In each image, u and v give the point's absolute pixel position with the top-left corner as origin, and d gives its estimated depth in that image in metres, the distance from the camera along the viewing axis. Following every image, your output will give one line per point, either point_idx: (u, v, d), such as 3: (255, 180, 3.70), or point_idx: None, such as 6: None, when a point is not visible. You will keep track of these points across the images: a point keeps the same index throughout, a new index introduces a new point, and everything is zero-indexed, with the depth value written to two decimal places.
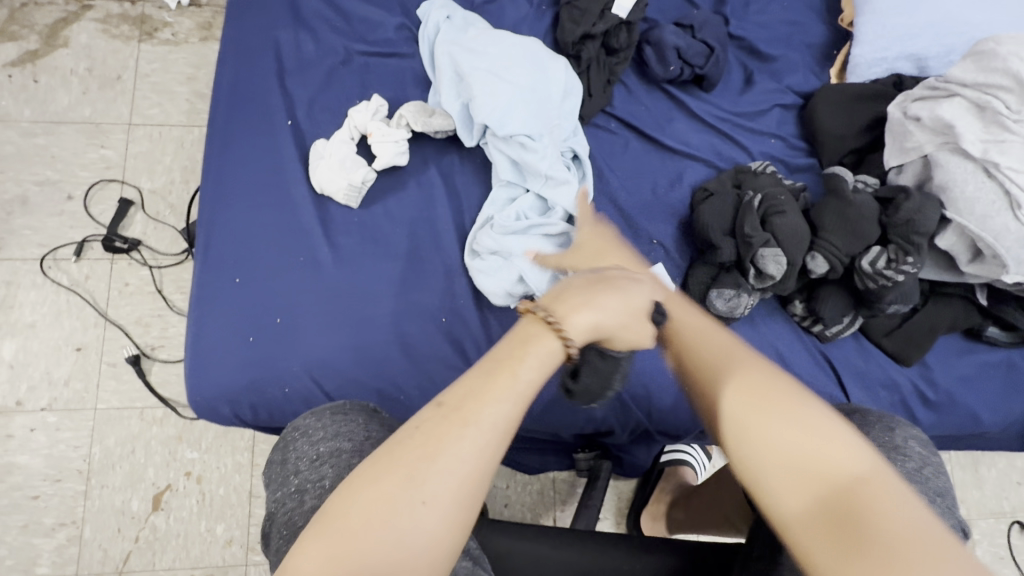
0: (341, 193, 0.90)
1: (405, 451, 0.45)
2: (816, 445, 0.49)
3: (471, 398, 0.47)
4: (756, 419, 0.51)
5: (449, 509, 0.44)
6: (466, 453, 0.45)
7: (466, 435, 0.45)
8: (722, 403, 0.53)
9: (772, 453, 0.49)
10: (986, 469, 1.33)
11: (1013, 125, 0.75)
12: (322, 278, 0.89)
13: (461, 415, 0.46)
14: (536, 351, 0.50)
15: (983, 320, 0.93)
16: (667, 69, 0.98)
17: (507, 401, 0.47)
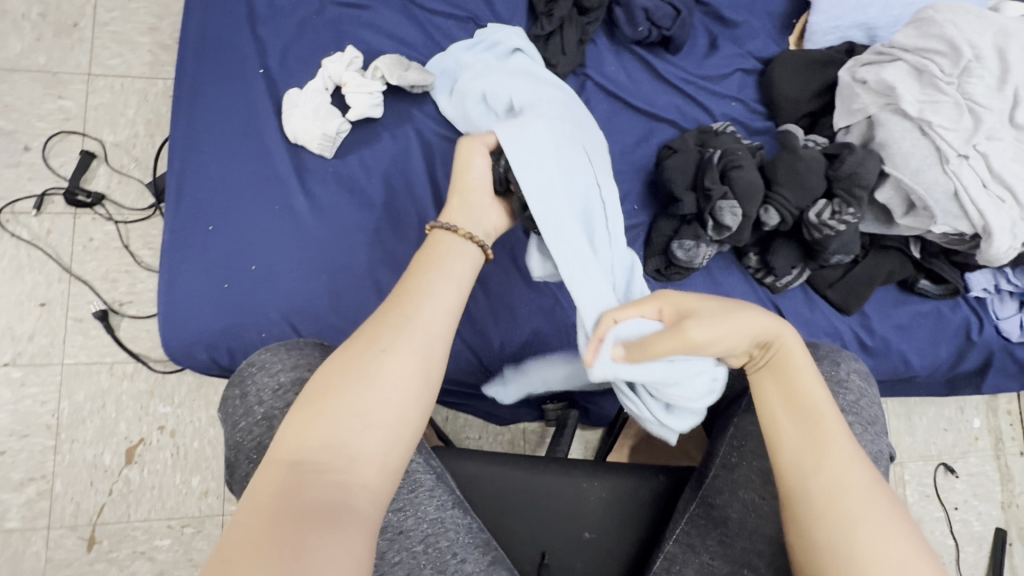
0: (316, 142, 0.90)
1: (377, 332, 0.55)
2: (898, 551, 0.50)
3: (423, 277, 0.60)
4: (852, 521, 0.51)
5: (417, 357, 0.54)
6: (427, 313, 0.57)
7: (421, 307, 0.57)
8: (807, 479, 0.54)
9: (870, 566, 0.49)
10: (918, 418, 1.47)
11: (946, 88, 0.81)
12: (298, 226, 0.90)
13: (411, 298, 0.58)
14: (458, 239, 0.65)
15: (917, 273, 1.02)
16: (636, 30, 1.02)
17: (450, 274, 0.61)
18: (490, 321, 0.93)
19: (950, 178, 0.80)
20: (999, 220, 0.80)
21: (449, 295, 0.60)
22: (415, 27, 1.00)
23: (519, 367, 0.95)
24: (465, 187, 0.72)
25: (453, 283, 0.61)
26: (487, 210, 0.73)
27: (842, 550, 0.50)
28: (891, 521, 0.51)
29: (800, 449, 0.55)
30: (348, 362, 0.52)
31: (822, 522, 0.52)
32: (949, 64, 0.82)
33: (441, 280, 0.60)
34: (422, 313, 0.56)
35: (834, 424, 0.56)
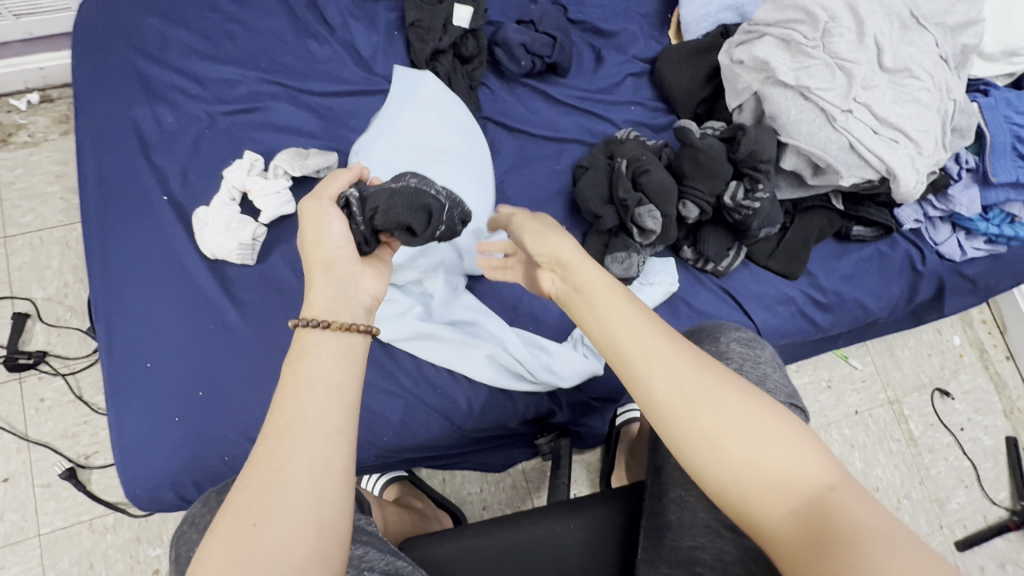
0: (234, 254, 0.90)
1: (247, 496, 0.47)
2: (745, 423, 0.51)
3: (279, 410, 0.50)
4: (697, 405, 0.52)
5: (294, 504, 0.47)
6: (297, 450, 0.49)
7: (295, 442, 0.49)
8: (648, 383, 0.54)
9: (732, 448, 0.50)
10: (901, 351, 1.48)
11: (813, 52, 0.84)
12: (236, 339, 0.89)
13: (280, 432, 0.49)
14: (320, 341, 0.55)
15: (848, 222, 1.04)
16: (519, 64, 1.04)
17: (313, 391, 0.52)
18: (451, 381, 0.92)
19: (842, 134, 0.83)
20: (898, 160, 0.83)
21: (325, 408, 0.51)
22: (308, 115, 1.00)
23: (492, 417, 0.94)
24: (321, 263, 0.62)
25: (335, 398, 0.52)
26: (359, 278, 0.64)
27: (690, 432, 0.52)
28: (742, 392, 0.53)
29: (614, 343, 0.57)
30: (225, 531, 0.45)
31: (687, 430, 0.52)
32: (810, 29, 0.85)
33: (320, 398, 0.51)
34: (295, 449, 0.48)
35: (651, 329, 0.57)
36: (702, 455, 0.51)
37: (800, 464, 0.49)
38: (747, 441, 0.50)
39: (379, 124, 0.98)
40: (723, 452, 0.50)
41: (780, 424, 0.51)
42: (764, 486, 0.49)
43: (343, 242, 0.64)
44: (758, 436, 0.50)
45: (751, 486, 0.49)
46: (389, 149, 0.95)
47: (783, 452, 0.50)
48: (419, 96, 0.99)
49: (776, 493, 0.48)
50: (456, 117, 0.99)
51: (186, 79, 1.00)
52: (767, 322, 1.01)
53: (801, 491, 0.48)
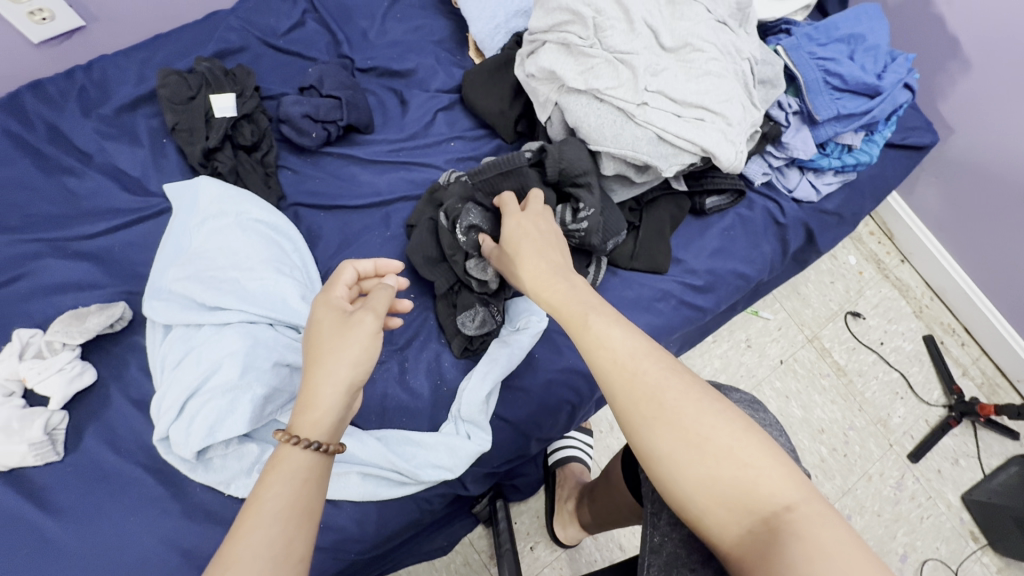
0: (26, 458, 0.75)
1: None
2: (715, 434, 0.48)
3: (228, 542, 0.46)
4: (665, 414, 0.49)
5: None
6: None
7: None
8: (619, 401, 0.52)
9: (698, 462, 0.47)
10: (805, 287, 1.48)
11: (591, 50, 0.78)
12: (56, 557, 0.73)
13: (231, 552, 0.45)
14: (281, 470, 0.51)
15: (698, 198, 1.00)
16: (312, 137, 0.94)
17: (266, 524, 0.47)
18: (330, 509, 0.80)
19: (647, 127, 0.77)
20: (709, 137, 0.78)
21: (280, 533, 0.47)
22: (84, 262, 0.87)
23: (393, 528, 0.83)
24: (352, 384, 0.57)
25: (295, 520, 0.48)
26: (354, 399, 0.60)
27: (656, 443, 0.49)
28: (717, 402, 0.50)
29: (593, 353, 0.55)
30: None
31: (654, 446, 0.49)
32: (582, 28, 0.79)
33: (284, 520, 0.48)
34: None
35: (625, 341, 0.54)
36: (666, 471, 0.48)
37: (768, 480, 0.46)
38: (711, 457, 0.47)
39: (167, 250, 0.84)
40: (684, 468, 0.47)
41: (751, 439, 0.47)
42: (720, 505, 0.46)
43: (361, 362, 0.58)
44: (723, 454, 0.47)
45: (709, 502, 0.46)
46: (183, 275, 0.80)
47: (748, 467, 0.46)
48: (201, 206, 0.87)
49: (732, 512, 0.45)
50: (249, 214, 0.87)
51: None
52: (651, 324, 0.95)
53: (752, 515, 0.45)
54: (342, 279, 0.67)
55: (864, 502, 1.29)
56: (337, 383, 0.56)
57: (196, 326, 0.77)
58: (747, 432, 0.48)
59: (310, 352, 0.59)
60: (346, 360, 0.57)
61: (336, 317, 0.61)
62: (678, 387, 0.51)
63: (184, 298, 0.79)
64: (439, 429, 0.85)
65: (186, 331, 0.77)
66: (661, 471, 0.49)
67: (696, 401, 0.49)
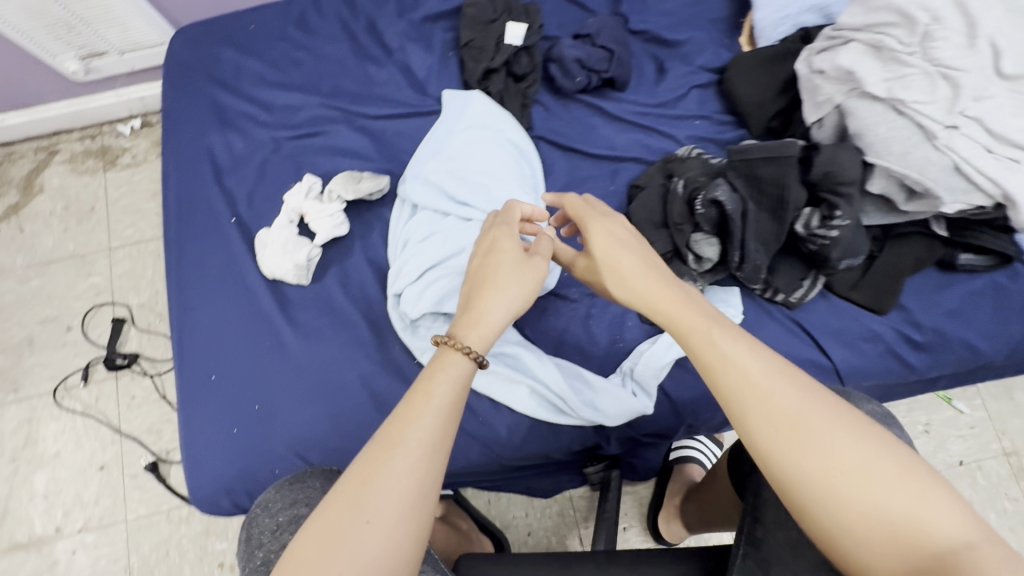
0: (290, 274, 0.93)
1: (355, 490, 0.49)
2: (864, 465, 0.46)
3: (397, 424, 0.53)
4: (812, 440, 0.48)
5: (393, 524, 0.48)
6: (400, 471, 0.50)
7: (402, 462, 0.51)
8: (752, 423, 0.50)
9: (853, 487, 0.45)
10: (1022, 394, 1.27)
11: (909, 58, 0.74)
12: (289, 357, 0.92)
13: (399, 436, 0.52)
14: (445, 373, 0.57)
15: (953, 249, 0.90)
16: (575, 80, 1.01)
17: (428, 417, 0.53)
18: (490, 408, 0.89)
19: (944, 153, 0.72)
20: (1017, 183, 0.70)
21: (436, 428, 0.53)
22: (364, 137, 1.03)
23: (533, 447, 0.90)
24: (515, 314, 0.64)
25: (451, 417, 0.54)
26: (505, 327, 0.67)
27: (804, 468, 0.47)
28: (861, 433, 0.48)
29: (717, 366, 0.53)
30: (336, 502, 0.49)
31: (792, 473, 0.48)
32: (906, 34, 0.75)
33: (445, 419, 0.54)
34: (399, 471, 0.50)
35: (754, 361, 0.52)
36: (816, 498, 0.46)
37: (931, 517, 0.44)
38: (860, 484, 0.45)
39: (432, 143, 0.96)
40: (834, 499, 0.46)
41: (911, 471, 0.46)
42: (880, 538, 0.44)
43: (523, 299, 0.64)
44: (874, 479, 0.46)
45: (863, 539, 0.45)
46: (442, 168, 0.92)
47: (909, 497, 0.45)
48: (470, 115, 0.97)
49: (892, 549, 0.44)
50: (505, 134, 0.96)
51: (256, 107, 1.06)
52: (848, 361, 0.88)
53: (922, 549, 0.43)
54: (512, 218, 0.72)
55: None
56: (509, 309, 0.63)
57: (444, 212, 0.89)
58: (907, 463, 0.46)
59: (479, 279, 0.65)
60: (517, 290, 0.64)
61: (518, 251, 0.67)
62: (824, 411, 0.49)
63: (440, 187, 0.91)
64: (606, 377, 0.89)
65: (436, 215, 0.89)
66: (806, 498, 0.47)
67: (845, 427, 0.48)
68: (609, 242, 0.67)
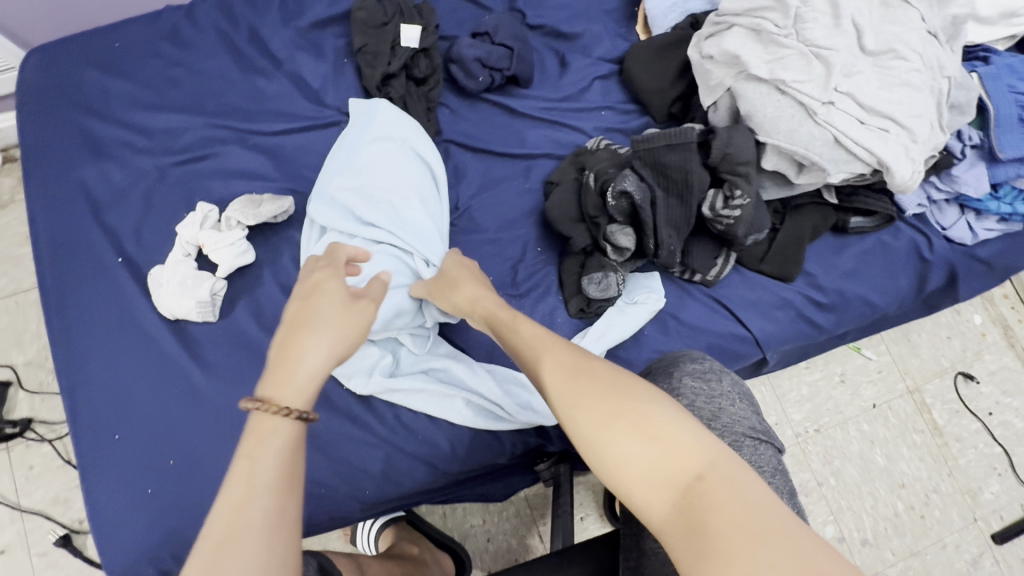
0: (194, 312, 0.86)
1: None
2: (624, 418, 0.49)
3: (227, 517, 0.45)
4: (591, 403, 0.51)
5: None
6: (240, 572, 0.42)
7: (240, 561, 0.43)
8: (548, 394, 0.55)
9: (626, 436, 0.48)
10: (917, 335, 1.40)
11: (786, 40, 0.78)
12: (203, 403, 0.84)
13: (233, 527, 0.44)
14: (271, 441, 0.50)
15: (844, 214, 0.97)
16: (477, 80, 0.98)
17: (261, 497, 0.46)
18: (429, 425, 0.87)
19: (824, 128, 0.76)
20: (890, 150, 0.76)
21: (275, 506, 0.46)
22: (260, 156, 0.96)
23: (478, 457, 0.88)
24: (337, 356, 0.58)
25: (288, 488, 0.48)
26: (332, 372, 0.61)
27: (589, 425, 0.50)
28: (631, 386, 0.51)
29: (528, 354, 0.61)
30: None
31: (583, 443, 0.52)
32: (781, 16, 0.79)
33: (279, 493, 0.47)
34: (238, 573, 0.42)
35: (561, 347, 0.59)
36: (598, 454, 0.49)
37: (674, 452, 0.46)
38: (628, 432, 0.48)
39: (338, 158, 0.91)
40: (607, 453, 0.48)
41: (674, 414, 0.48)
42: (644, 480, 0.46)
43: (339, 341, 0.59)
44: (641, 426, 0.48)
45: (636, 488, 0.47)
46: (350, 184, 0.88)
47: (662, 436, 0.47)
48: (377, 123, 0.93)
49: (652, 488, 0.46)
50: (412, 143, 0.93)
51: (132, 133, 0.96)
52: (765, 330, 0.93)
53: (671, 486, 0.45)
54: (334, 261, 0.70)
55: (931, 569, 1.22)
56: (329, 354, 0.58)
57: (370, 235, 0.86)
58: (668, 409, 0.49)
59: (295, 323, 0.60)
60: (338, 334, 0.60)
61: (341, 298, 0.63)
62: (610, 376, 0.53)
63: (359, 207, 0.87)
64: None
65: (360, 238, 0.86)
66: (592, 454, 0.50)
67: (623, 384, 0.52)
68: (463, 269, 0.80)
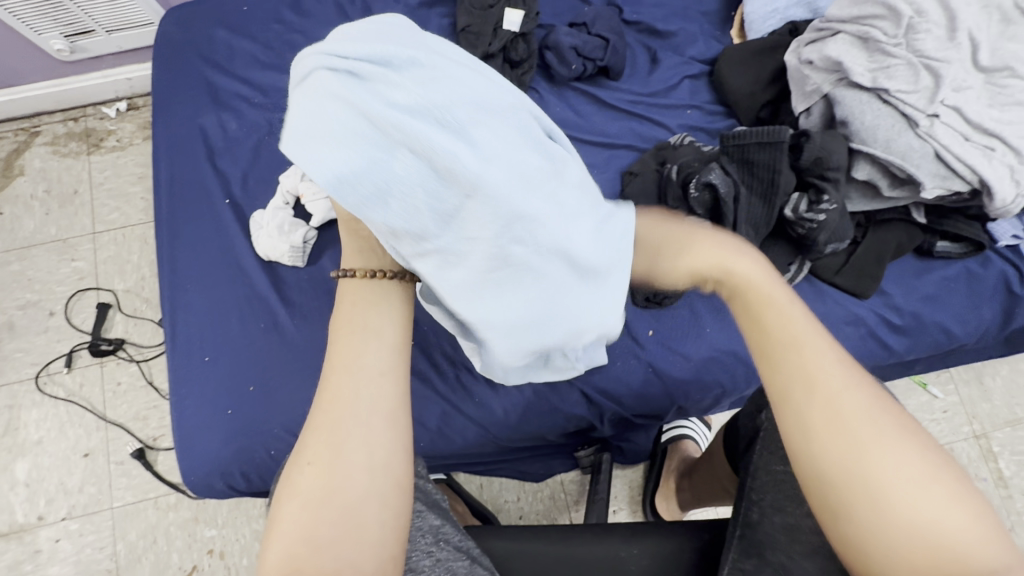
0: (286, 255, 0.94)
1: (324, 433, 0.50)
2: (900, 486, 0.44)
3: (341, 361, 0.52)
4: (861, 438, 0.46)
5: (371, 443, 0.50)
6: (369, 407, 0.50)
7: (354, 396, 0.51)
8: (802, 396, 0.48)
9: (910, 484, 0.44)
10: (990, 379, 1.33)
11: (894, 50, 0.77)
12: (284, 339, 0.91)
13: (346, 373, 0.51)
14: (362, 299, 0.55)
15: (929, 237, 0.94)
16: (570, 68, 1.02)
17: (371, 350, 0.53)
18: (487, 390, 0.91)
19: (925, 140, 0.75)
20: (993, 169, 0.74)
21: (376, 355, 0.53)
22: None
23: (528, 427, 0.92)
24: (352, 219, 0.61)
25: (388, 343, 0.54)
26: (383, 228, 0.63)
27: (863, 444, 0.45)
28: (918, 447, 0.45)
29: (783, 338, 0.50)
30: (315, 449, 0.49)
31: (832, 469, 0.45)
32: (891, 26, 0.78)
33: (384, 342, 0.53)
34: (355, 400, 0.50)
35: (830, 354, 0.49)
36: (868, 484, 0.44)
37: (971, 536, 0.42)
38: (913, 484, 0.43)
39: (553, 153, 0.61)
40: (888, 487, 0.43)
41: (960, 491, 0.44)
42: (919, 539, 0.42)
43: None
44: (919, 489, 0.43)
45: (903, 536, 0.42)
46: None
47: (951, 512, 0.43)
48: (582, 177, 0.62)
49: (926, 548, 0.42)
50: None
51: (250, 88, 1.06)
52: None
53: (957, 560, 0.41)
54: None
55: None
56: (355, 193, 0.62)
57: (481, 107, 0.46)
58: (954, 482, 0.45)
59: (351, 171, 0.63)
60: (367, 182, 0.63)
61: None
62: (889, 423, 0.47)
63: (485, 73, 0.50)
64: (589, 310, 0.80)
65: (462, 81, 0.46)
66: (843, 474, 0.45)
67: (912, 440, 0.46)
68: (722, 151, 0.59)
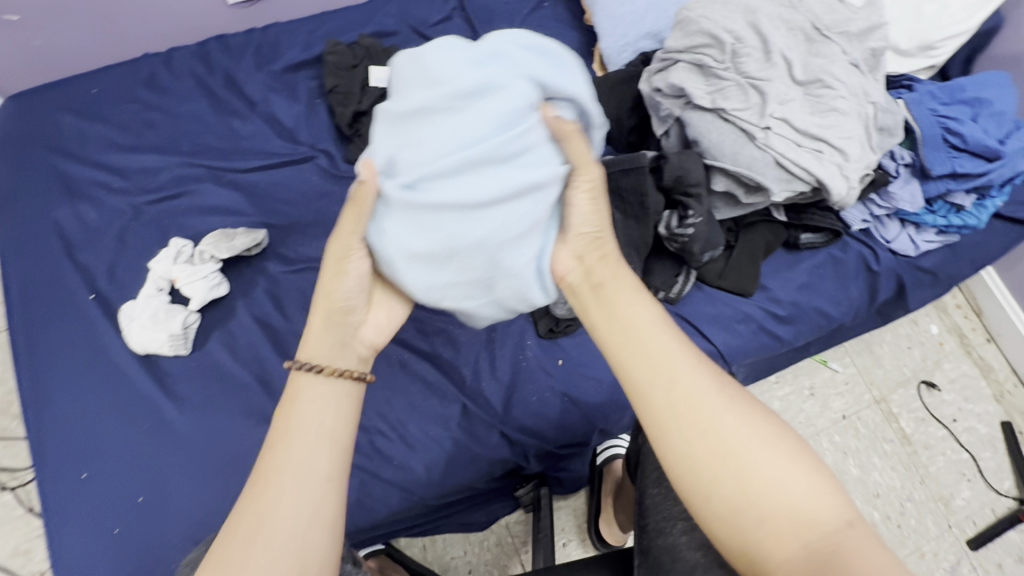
0: (166, 346, 0.87)
1: (247, 526, 0.50)
2: (771, 455, 0.49)
3: (281, 456, 0.53)
4: (720, 419, 0.51)
5: (292, 538, 0.50)
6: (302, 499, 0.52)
7: (281, 490, 0.52)
8: (661, 385, 0.53)
9: (759, 461, 0.49)
10: (879, 347, 1.46)
11: (725, 74, 0.85)
12: (173, 436, 0.84)
13: (280, 470, 0.53)
14: (310, 398, 0.57)
15: (793, 231, 1.03)
16: None
17: (315, 447, 0.54)
18: (405, 450, 0.87)
19: (765, 150, 0.83)
20: (825, 169, 0.82)
21: (312, 455, 0.54)
22: (234, 192, 0.99)
23: (453, 480, 0.89)
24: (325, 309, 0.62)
25: (326, 443, 0.55)
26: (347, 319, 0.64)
27: (724, 431, 0.50)
28: (762, 419, 0.51)
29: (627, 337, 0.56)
30: (234, 541, 0.50)
31: (704, 470, 0.49)
32: (719, 53, 0.86)
33: (322, 441, 0.55)
34: (281, 497, 0.51)
35: (669, 338, 0.55)
36: (734, 468, 0.48)
37: (817, 501, 0.47)
38: (767, 462, 0.49)
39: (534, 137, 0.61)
40: (745, 473, 0.48)
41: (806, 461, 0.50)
42: (782, 516, 0.47)
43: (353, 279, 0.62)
44: (770, 462, 0.49)
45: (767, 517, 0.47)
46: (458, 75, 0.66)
47: (800, 488, 0.48)
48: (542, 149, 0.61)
49: (787, 522, 0.46)
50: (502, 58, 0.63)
51: (107, 173, 0.99)
52: (728, 343, 0.97)
53: (811, 529, 0.46)
54: None
55: None
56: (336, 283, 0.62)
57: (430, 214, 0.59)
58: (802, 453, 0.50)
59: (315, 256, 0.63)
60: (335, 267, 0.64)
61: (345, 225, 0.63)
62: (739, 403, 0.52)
63: (460, 161, 0.58)
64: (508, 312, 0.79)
65: (440, 199, 0.59)
66: (712, 470, 0.49)
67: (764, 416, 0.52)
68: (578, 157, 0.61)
